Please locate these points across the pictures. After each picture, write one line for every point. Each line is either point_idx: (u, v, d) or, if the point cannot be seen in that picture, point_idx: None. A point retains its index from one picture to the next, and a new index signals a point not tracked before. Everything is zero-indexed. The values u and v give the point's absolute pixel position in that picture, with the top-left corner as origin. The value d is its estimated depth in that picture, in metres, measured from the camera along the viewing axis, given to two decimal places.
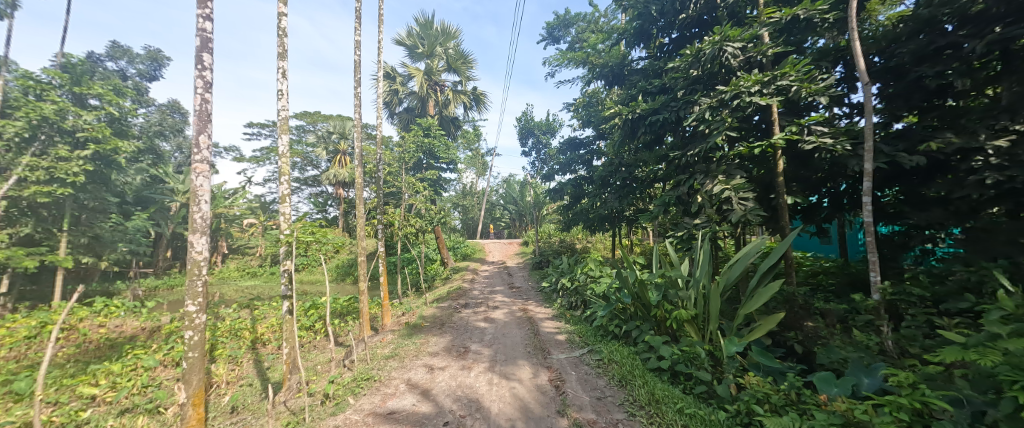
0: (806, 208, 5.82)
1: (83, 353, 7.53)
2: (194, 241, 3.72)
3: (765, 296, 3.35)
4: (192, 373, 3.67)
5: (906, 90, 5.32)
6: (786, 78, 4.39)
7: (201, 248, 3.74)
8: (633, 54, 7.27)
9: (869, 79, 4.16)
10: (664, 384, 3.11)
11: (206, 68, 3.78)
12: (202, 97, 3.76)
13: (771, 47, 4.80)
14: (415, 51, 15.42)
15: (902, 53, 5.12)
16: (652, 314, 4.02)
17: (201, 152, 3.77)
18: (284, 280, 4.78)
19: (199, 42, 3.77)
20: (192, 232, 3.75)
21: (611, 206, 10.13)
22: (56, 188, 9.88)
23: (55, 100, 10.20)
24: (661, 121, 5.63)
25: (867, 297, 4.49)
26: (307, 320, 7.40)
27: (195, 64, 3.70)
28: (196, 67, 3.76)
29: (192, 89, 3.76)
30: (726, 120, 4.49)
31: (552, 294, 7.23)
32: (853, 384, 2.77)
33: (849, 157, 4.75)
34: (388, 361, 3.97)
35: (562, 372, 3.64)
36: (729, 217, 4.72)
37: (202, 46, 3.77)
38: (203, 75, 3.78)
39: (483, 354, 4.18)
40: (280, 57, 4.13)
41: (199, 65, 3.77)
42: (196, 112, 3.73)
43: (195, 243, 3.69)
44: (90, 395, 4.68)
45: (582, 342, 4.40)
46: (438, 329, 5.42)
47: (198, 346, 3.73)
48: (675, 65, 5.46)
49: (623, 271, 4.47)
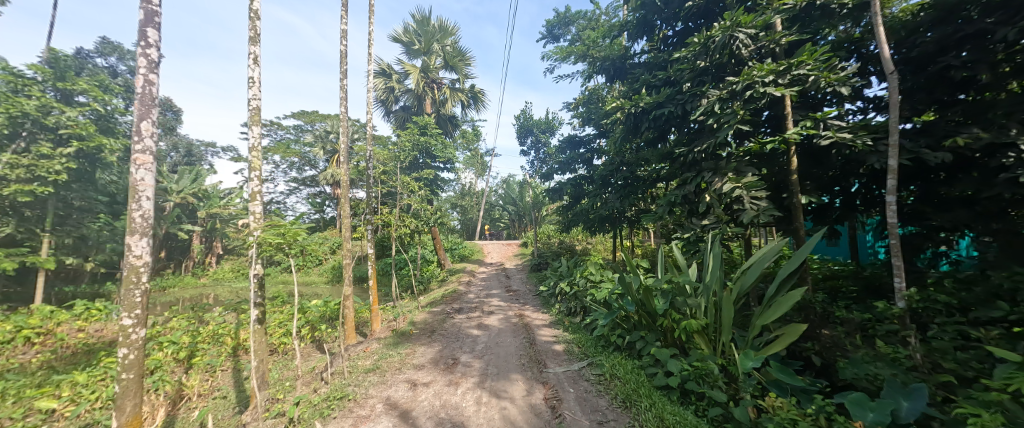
0: (818, 208, 5.47)
1: (59, 359, 7.19)
2: (133, 244, 3.60)
3: (785, 306, 3.02)
4: (125, 397, 3.55)
5: (925, 83, 4.96)
6: (803, 67, 4.03)
7: (139, 253, 3.64)
8: (635, 47, 6.93)
9: (895, 68, 3.81)
10: (674, 406, 2.76)
11: (149, 44, 3.68)
12: (145, 78, 3.66)
13: (784, 35, 4.45)
14: (412, 48, 15.09)
15: (923, 43, 4.76)
16: (658, 324, 3.67)
17: (143, 140, 3.66)
18: (254, 285, 4.40)
19: (144, 18, 3.69)
20: (132, 234, 3.62)
21: (611, 206, 9.79)
22: (37, 187, 9.54)
23: (38, 95, 9.88)
24: (666, 116, 5.27)
25: (891, 305, 4.13)
26: (293, 325, 7.05)
27: (138, 40, 3.62)
28: (140, 44, 3.67)
29: (136, 70, 3.66)
30: (738, 112, 4.13)
31: (550, 299, 6.87)
32: (891, 409, 2.43)
33: (869, 153, 4.41)
34: (368, 375, 3.62)
35: (559, 389, 3.29)
36: (740, 218, 4.36)
37: (147, 21, 3.69)
38: (146, 52, 3.69)
39: (472, 367, 3.83)
40: (251, 42, 3.79)
41: (144, 42, 3.67)
42: (138, 96, 3.63)
43: (134, 247, 3.58)
44: (48, 409, 4.35)
45: (582, 354, 4.03)
46: (427, 337, 5.06)
47: (133, 366, 3.62)
48: (681, 56, 5.11)
49: (626, 276, 4.11)
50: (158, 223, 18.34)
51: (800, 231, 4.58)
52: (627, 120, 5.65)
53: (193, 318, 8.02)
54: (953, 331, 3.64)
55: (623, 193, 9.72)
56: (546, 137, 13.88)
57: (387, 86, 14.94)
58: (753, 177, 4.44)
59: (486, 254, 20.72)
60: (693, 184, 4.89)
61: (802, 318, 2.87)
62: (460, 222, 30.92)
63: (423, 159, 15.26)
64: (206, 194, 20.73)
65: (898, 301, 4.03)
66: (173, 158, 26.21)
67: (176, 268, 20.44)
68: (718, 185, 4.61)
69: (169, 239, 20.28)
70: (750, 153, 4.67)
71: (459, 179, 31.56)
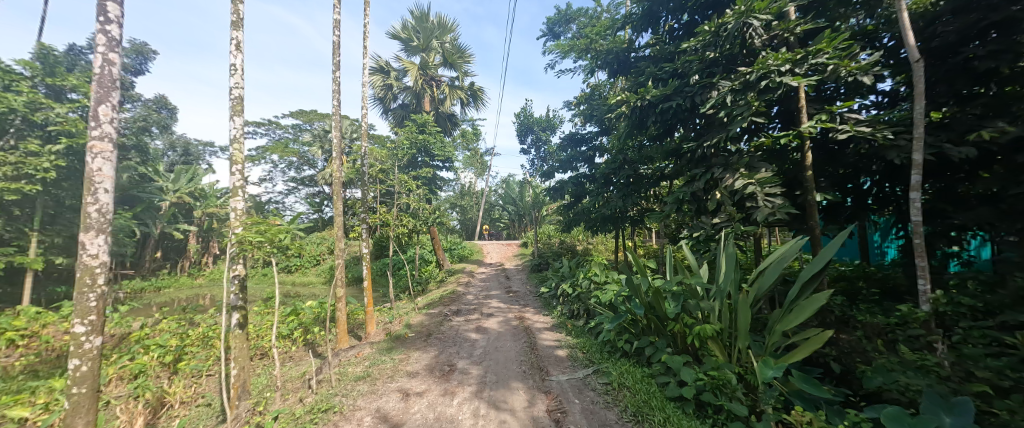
0: (830, 207, 5.24)
1: (42, 363, 6.94)
2: (87, 242, 3.45)
3: (808, 311, 2.79)
4: (78, 412, 3.39)
5: (946, 74, 4.69)
6: (821, 55, 3.80)
7: (95, 252, 3.48)
8: (640, 40, 6.70)
9: (921, 55, 3.57)
10: (691, 422, 2.52)
11: (110, 21, 3.55)
12: (103, 58, 3.52)
13: (799, 22, 4.21)
14: (410, 45, 14.84)
15: (947, 32, 4.49)
16: (668, 328, 3.42)
17: (101, 127, 3.52)
18: (235, 287, 4.19)
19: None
20: (87, 231, 3.47)
21: (614, 205, 9.55)
22: (24, 184, 9.28)
23: (26, 91, 9.65)
24: (674, 109, 5.03)
25: (916, 308, 3.88)
26: (285, 328, 6.80)
27: (96, 16, 3.48)
28: (99, 20, 3.53)
29: (93, 48, 3.52)
30: (754, 103, 3.89)
31: (551, 301, 6.63)
32: (934, 425, 2.19)
33: (889, 148, 4.17)
34: (357, 384, 3.37)
35: (563, 400, 3.04)
36: (754, 216, 4.12)
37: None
38: (107, 29, 3.57)
39: (470, 375, 3.59)
40: (234, 27, 3.56)
41: (102, 17, 3.53)
42: (96, 77, 3.49)
43: (89, 245, 3.44)
44: (19, 418, 4.07)
45: (586, 361, 3.79)
46: (423, 341, 4.81)
47: (86, 380, 3.46)
48: (689, 46, 4.87)
49: (633, 277, 3.86)
50: (153, 223, 18.13)
51: (815, 230, 4.36)
52: (633, 114, 5.41)
53: (183, 320, 7.79)
54: (986, 337, 3.39)
55: (625, 191, 9.48)
56: (547, 135, 13.64)
57: (385, 83, 14.70)
58: (767, 173, 4.20)
59: (485, 254, 20.49)
60: (702, 180, 4.65)
61: (828, 324, 2.65)
62: (459, 222, 30.69)
63: (422, 158, 15.04)
64: (202, 194, 20.51)
65: (922, 305, 3.79)
66: (170, 157, 26.00)
67: (172, 268, 20.23)
68: (729, 182, 4.37)
69: (165, 239, 20.09)
70: (762, 148, 4.44)
71: (459, 179, 31.32)
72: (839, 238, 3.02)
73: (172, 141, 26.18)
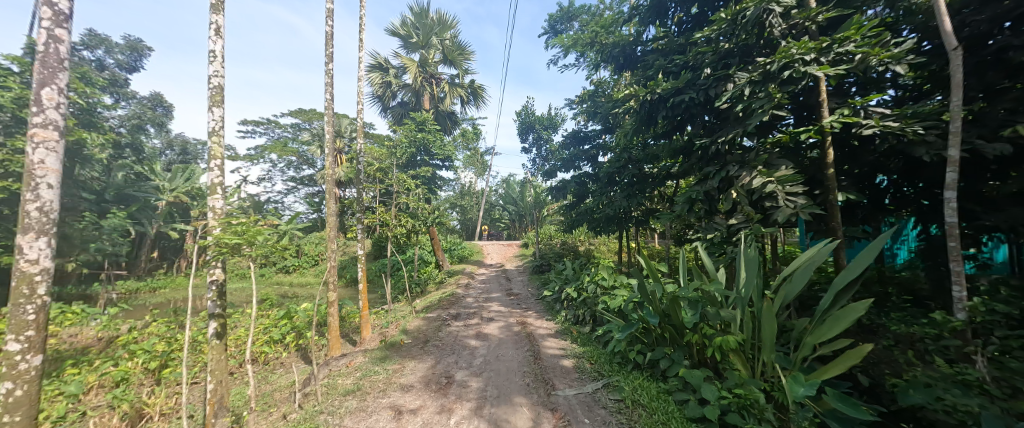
0: (850, 207, 4.95)
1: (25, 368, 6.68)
2: (25, 245, 3.11)
3: (842, 323, 2.52)
4: None
5: (974, 68, 4.28)
6: (849, 44, 3.52)
7: (33, 257, 3.15)
8: (647, 33, 6.43)
9: (959, 43, 3.28)
10: None
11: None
12: (47, 36, 3.17)
13: (822, 10, 3.91)
14: (409, 41, 14.56)
15: (978, 20, 4.06)
16: (685, 339, 3.15)
17: (44, 113, 3.20)
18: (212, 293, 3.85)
19: None
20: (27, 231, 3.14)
21: (618, 205, 9.28)
22: (11, 183, 9.02)
23: (14, 87, 9.38)
24: (686, 103, 4.75)
25: (948, 316, 3.60)
26: (277, 333, 6.52)
27: None
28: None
29: (36, 22, 3.16)
30: (776, 95, 3.62)
31: (554, 305, 6.34)
32: None
33: (919, 144, 3.89)
34: (345, 399, 3.11)
35: (572, 419, 2.77)
36: (773, 217, 3.84)
37: None
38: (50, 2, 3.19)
39: (469, 388, 3.32)
40: (213, 10, 3.29)
41: None
42: (38, 58, 3.16)
43: (26, 248, 3.10)
44: None
45: (595, 373, 3.51)
46: (420, 349, 4.53)
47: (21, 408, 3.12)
48: (703, 36, 4.60)
49: (645, 283, 3.59)
50: (149, 223, 17.90)
51: (837, 232, 4.09)
52: (642, 110, 5.12)
53: (173, 323, 7.50)
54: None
55: (630, 191, 9.23)
56: (548, 134, 13.37)
57: (384, 80, 14.42)
58: (787, 171, 3.93)
59: (486, 255, 20.23)
60: (716, 179, 4.38)
61: (865, 339, 2.38)
62: (459, 222, 30.43)
63: (422, 157, 14.77)
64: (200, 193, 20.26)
65: (957, 313, 3.51)
66: (168, 156, 25.75)
67: (169, 268, 20.00)
68: (746, 180, 4.09)
69: (162, 239, 19.85)
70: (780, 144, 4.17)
71: (459, 179, 31.05)
72: (877, 242, 2.72)
73: (170, 140, 25.93)
